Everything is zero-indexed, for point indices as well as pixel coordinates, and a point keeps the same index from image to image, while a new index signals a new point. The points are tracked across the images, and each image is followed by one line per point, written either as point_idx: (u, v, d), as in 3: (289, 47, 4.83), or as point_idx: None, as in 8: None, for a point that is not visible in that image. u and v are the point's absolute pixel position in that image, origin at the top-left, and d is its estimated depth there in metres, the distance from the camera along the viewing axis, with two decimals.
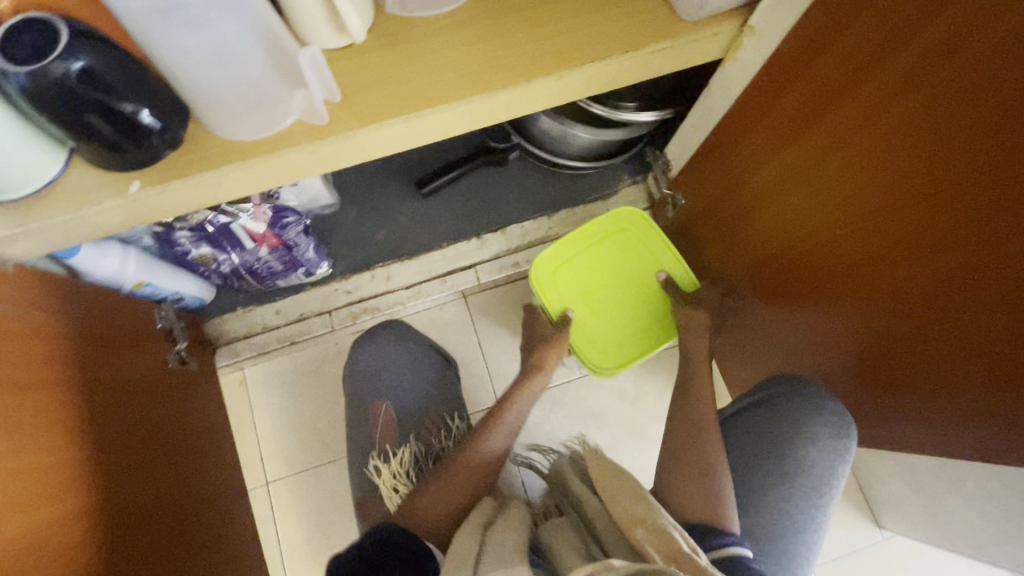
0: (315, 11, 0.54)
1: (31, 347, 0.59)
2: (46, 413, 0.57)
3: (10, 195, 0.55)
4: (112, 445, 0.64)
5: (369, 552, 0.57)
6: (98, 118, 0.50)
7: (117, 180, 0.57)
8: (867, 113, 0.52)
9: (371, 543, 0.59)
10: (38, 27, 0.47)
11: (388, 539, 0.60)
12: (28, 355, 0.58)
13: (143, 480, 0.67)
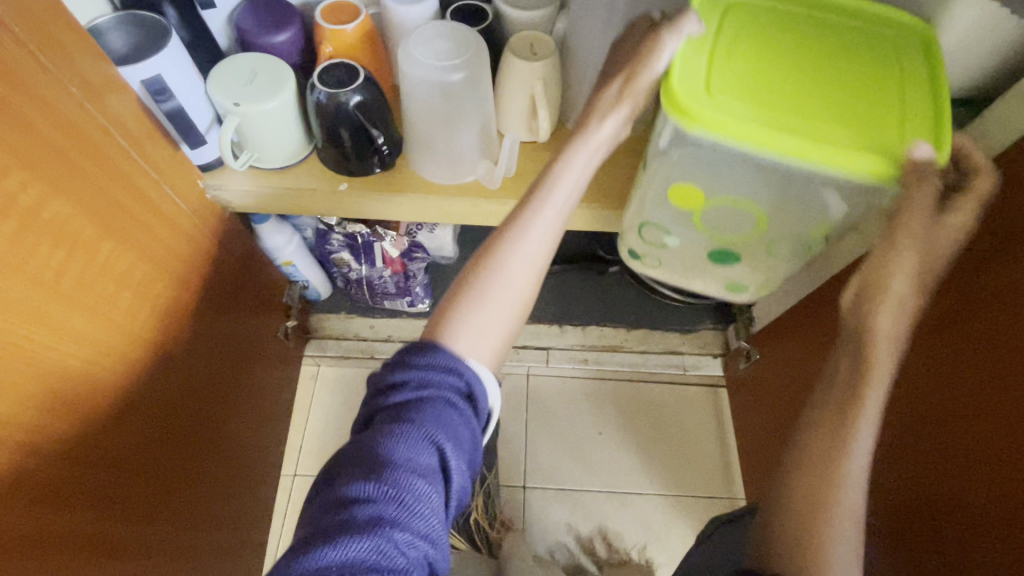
0: (520, 111, 0.72)
1: (206, 276, 0.74)
2: (182, 328, 0.69)
3: (262, 164, 0.73)
4: (202, 376, 0.76)
5: (408, 433, 0.45)
6: (350, 135, 0.69)
7: (332, 180, 0.75)
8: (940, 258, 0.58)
9: (408, 415, 0.46)
10: (344, 68, 0.68)
11: (429, 405, 0.47)
12: (200, 281, 0.73)
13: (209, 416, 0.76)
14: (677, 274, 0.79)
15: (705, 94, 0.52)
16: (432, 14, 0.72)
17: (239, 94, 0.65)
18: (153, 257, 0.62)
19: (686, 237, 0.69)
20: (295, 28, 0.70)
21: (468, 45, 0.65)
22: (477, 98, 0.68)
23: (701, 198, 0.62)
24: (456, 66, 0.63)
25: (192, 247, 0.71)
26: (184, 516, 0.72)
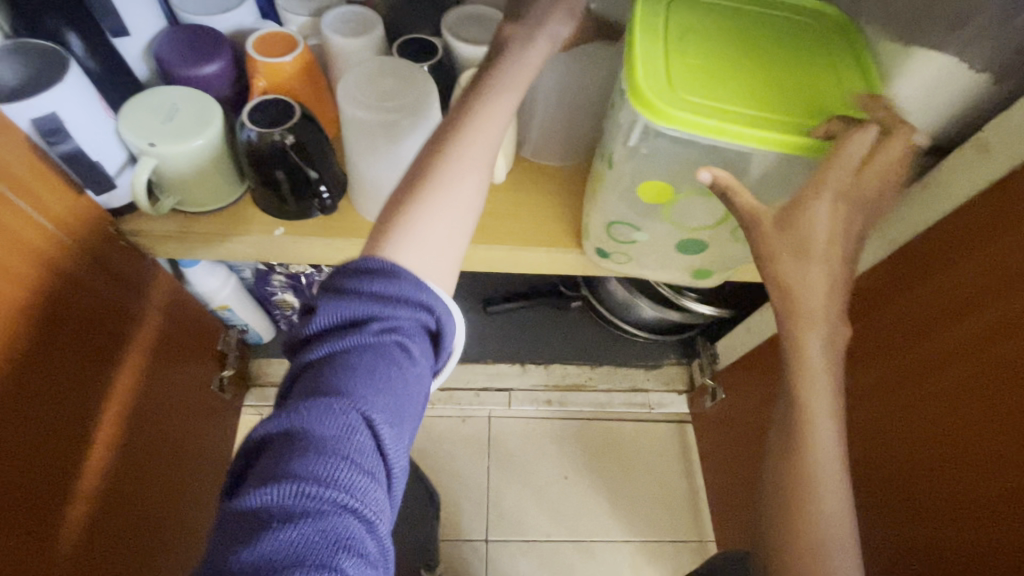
0: None
1: (110, 328, 0.66)
2: (75, 390, 0.60)
3: (186, 208, 0.65)
4: (116, 449, 0.67)
5: (343, 393, 0.37)
6: (284, 176, 0.63)
7: (267, 224, 0.68)
8: (971, 275, 0.52)
9: (342, 373, 0.39)
10: (278, 104, 0.62)
11: (370, 355, 0.39)
12: (102, 335, 0.64)
13: (113, 487, 0.67)
14: (657, 277, 0.71)
15: (674, 94, 0.49)
16: (377, 48, 0.67)
17: (156, 132, 0.58)
18: (40, 317, 0.54)
19: (655, 231, 0.63)
20: (223, 59, 0.64)
21: (415, 84, 0.60)
22: (427, 139, 0.63)
23: (668, 188, 0.58)
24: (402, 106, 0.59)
25: (97, 300, 0.62)
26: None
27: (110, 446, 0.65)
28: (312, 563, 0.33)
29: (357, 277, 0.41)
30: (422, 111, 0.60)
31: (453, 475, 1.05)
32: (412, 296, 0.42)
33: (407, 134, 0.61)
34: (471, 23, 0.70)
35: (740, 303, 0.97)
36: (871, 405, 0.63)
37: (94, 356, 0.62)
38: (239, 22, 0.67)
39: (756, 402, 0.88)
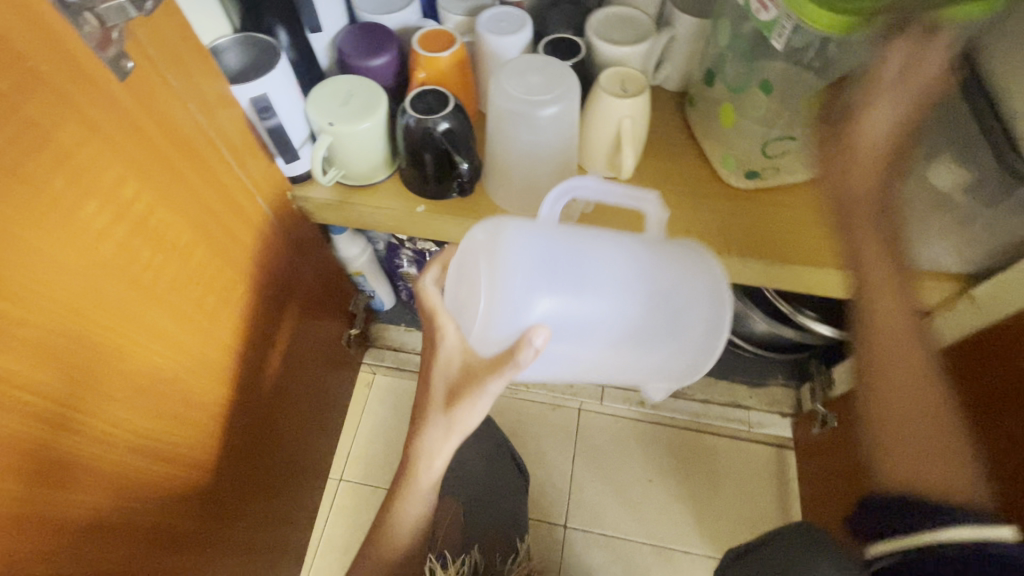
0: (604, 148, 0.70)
1: (285, 281, 0.77)
2: (260, 328, 0.71)
3: (347, 181, 0.75)
4: (274, 380, 0.78)
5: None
6: (430, 158, 0.70)
7: (410, 200, 0.76)
8: None
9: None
10: (435, 94, 0.69)
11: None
12: (278, 285, 0.76)
13: (271, 415, 0.78)
14: (795, 183, 0.73)
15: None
16: (522, 46, 0.73)
17: (335, 114, 0.68)
18: (240, 263, 0.65)
19: (808, 136, 0.66)
20: (391, 52, 0.72)
21: (559, 78, 0.64)
22: (563, 133, 0.67)
23: (833, 91, 0.60)
24: (545, 100, 0.63)
25: (274, 254, 0.73)
26: (244, 531, 0.75)
27: (271, 378, 0.77)
28: None
29: None
30: (565, 104, 0.63)
31: (539, 458, 1.09)
32: None
33: (546, 125, 0.65)
34: (615, 26, 0.74)
35: None
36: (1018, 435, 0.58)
37: (271, 303, 0.74)
38: (406, 20, 0.75)
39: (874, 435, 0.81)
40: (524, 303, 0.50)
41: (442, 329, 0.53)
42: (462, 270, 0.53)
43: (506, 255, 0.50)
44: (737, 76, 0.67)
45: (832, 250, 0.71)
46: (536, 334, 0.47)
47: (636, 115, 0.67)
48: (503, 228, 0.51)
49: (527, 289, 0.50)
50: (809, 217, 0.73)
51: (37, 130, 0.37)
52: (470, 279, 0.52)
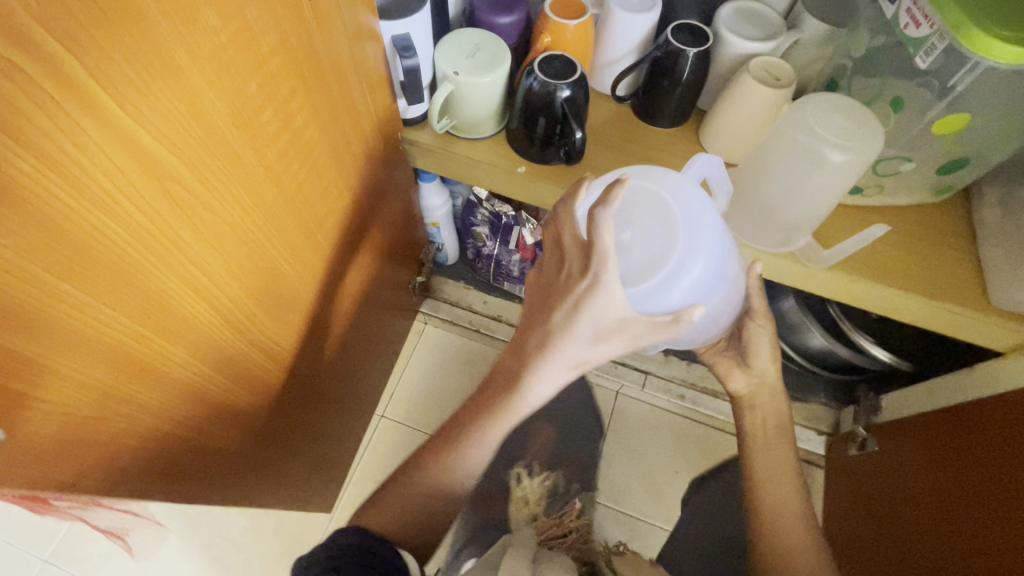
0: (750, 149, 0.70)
1: (380, 217, 0.81)
2: (353, 257, 0.75)
3: (456, 130, 0.78)
4: (354, 309, 0.82)
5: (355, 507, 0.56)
6: (543, 121, 0.72)
7: (512, 160, 0.78)
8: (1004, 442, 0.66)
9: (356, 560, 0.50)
10: (563, 61, 0.71)
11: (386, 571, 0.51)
12: (375, 219, 0.79)
13: (347, 342, 0.83)
14: (895, 205, 0.74)
15: (992, 21, 0.51)
16: (646, 26, 0.75)
17: (461, 64, 0.70)
18: (353, 191, 0.68)
19: (923, 160, 0.66)
20: (520, 13, 0.74)
21: (866, 130, 0.60)
22: (838, 184, 0.62)
23: (968, 117, 0.60)
24: (839, 145, 0.59)
25: (378, 191, 0.77)
26: (307, 443, 0.80)
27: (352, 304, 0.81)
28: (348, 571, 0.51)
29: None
30: (857, 157, 0.59)
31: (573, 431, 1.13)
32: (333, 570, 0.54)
33: (817, 163, 0.61)
34: (743, 22, 0.75)
35: (933, 362, 0.88)
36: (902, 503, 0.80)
37: (365, 236, 0.77)
38: None
39: (893, 467, 0.86)
40: (689, 270, 0.50)
41: (607, 274, 0.48)
42: (632, 206, 0.52)
43: (691, 222, 0.51)
44: (866, 90, 0.66)
45: (922, 277, 0.71)
46: (700, 307, 0.49)
47: (773, 108, 0.70)
48: (680, 193, 0.52)
49: (697, 253, 0.50)
50: (903, 242, 0.73)
51: (248, 32, 0.40)
52: (625, 232, 0.52)
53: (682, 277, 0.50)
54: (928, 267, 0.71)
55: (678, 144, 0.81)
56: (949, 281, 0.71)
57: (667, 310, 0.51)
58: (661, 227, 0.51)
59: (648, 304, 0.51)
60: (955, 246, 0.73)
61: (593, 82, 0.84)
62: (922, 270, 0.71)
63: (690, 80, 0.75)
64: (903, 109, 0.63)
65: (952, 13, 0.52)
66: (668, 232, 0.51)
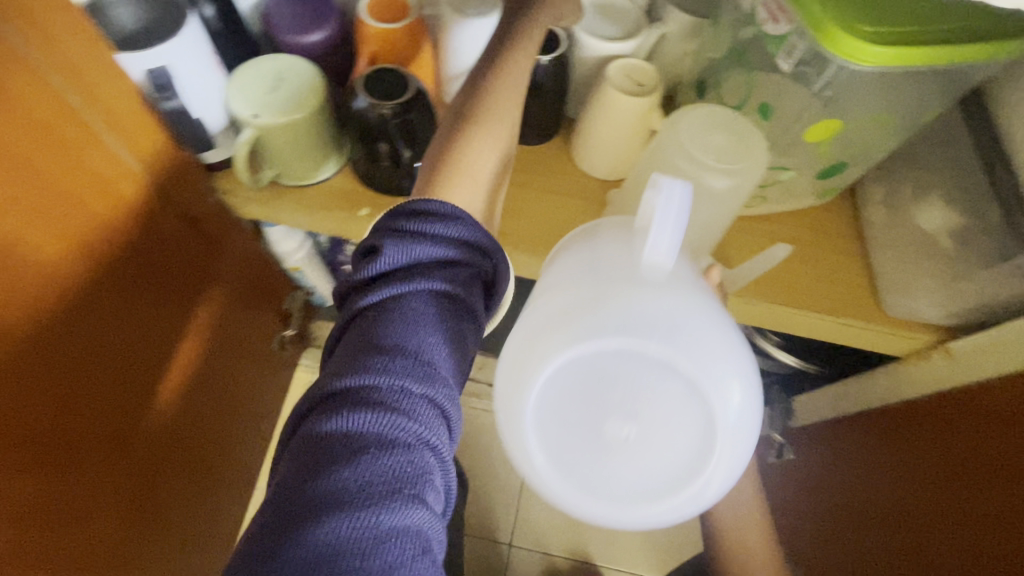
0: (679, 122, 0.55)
1: (196, 281, 0.67)
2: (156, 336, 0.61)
3: (283, 179, 0.65)
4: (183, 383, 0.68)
5: (411, 221, 0.45)
6: (385, 147, 0.60)
7: (352, 203, 0.66)
8: (938, 434, 0.60)
9: (360, 421, 0.39)
10: (394, 74, 0.59)
11: (395, 469, 0.38)
12: (187, 285, 0.66)
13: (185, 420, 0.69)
14: (782, 211, 0.68)
15: (854, 18, 0.44)
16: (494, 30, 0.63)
17: (262, 105, 0.56)
18: (130, 253, 0.55)
19: (800, 166, 0.60)
20: (331, 26, 0.60)
21: (748, 146, 0.52)
22: (726, 209, 0.55)
23: (838, 123, 0.54)
24: (721, 167, 0.51)
25: (185, 248, 0.63)
26: (152, 524, 0.66)
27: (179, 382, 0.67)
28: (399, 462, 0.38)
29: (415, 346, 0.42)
30: (740, 180, 0.51)
31: (487, 471, 1.04)
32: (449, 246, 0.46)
33: (699, 191, 0.53)
34: (601, 18, 0.65)
35: (834, 360, 0.86)
36: (841, 519, 0.72)
37: (177, 301, 0.64)
38: None
39: (819, 477, 0.79)
40: (720, 409, 0.40)
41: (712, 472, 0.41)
42: (652, 369, 0.40)
43: (678, 355, 0.39)
44: (732, 92, 0.59)
45: (813, 289, 0.66)
46: (730, 461, 0.41)
47: (641, 120, 0.61)
48: (648, 323, 0.39)
49: (716, 388, 0.40)
50: (793, 252, 0.67)
51: None
52: (627, 408, 0.41)
53: (724, 425, 0.40)
54: (820, 278, 0.66)
55: (549, 160, 0.71)
56: (840, 289, 0.66)
57: (735, 472, 0.42)
58: (658, 377, 0.40)
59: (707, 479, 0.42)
60: (844, 249, 0.68)
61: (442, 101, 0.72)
62: (813, 282, 0.66)
63: (547, 89, 0.64)
64: (772, 119, 0.56)
65: (808, 9, 0.44)
66: (661, 383, 0.40)
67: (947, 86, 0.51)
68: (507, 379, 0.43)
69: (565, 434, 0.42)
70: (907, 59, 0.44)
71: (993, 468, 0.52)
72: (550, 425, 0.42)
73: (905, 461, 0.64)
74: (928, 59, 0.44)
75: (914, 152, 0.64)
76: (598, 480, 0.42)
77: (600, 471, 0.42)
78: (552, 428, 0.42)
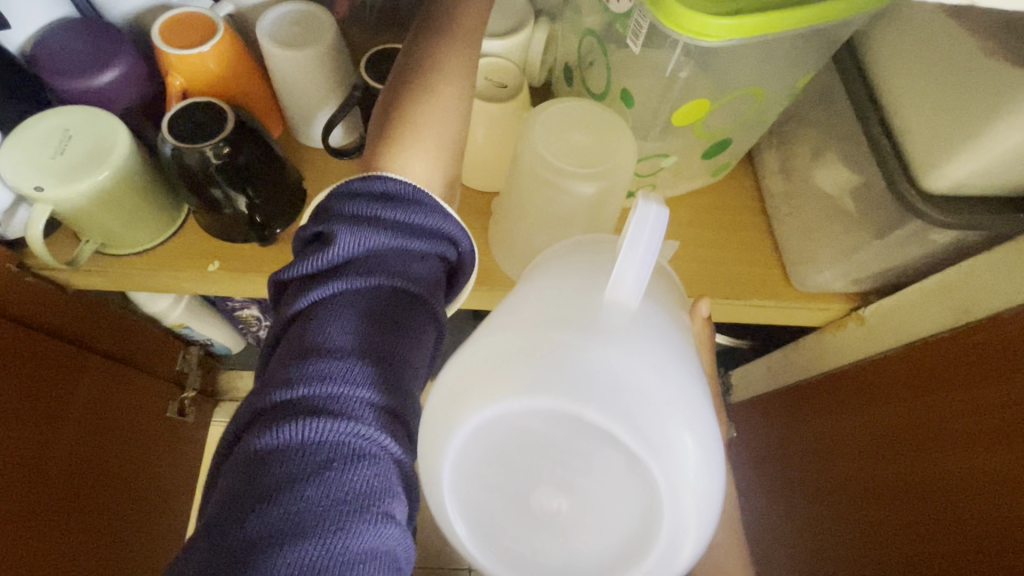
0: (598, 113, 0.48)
1: (57, 373, 0.60)
2: (16, 436, 0.55)
3: (110, 249, 0.56)
4: (66, 475, 0.62)
5: (366, 209, 0.39)
6: (219, 193, 0.52)
7: (199, 258, 0.58)
8: (847, 402, 0.61)
9: (314, 427, 0.32)
10: (212, 110, 0.51)
11: (361, 480, 0.32)
12: (44, 380, 0.58)
13: (75, 512, 0.63)
14: (678, 194, 0.63)
15: None
16: (332, 59, 0.56)
17: (48, 172, 0.48)
18: None
19: (682, 150, 0.55)
20: (125, 61, 0.52)
21: (610, 144, 0.47)
22: (604, 214, 0.49)
23: (709, 102, 0.49)
24: (583, 170, 0.45)
25: (38, 347, 0.58)
26: None
27: (60, 471, 0.61)
28: (356, 485, 0.32)
29: (369, 351, 0.36)
30: (608, 183, 0.46)
31: None
32: (411, 238, 0.40)
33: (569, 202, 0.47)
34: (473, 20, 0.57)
35: (759, 333, 0.84)
36: (783, 497, 0.70)
37: (37, 396, 0.58)
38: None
39: (758, 456, 0.78)
40: (676, 471, 0.31)
41: (667, 549, 0.33)
42: (573, 429, 0.31)
43: (613, 423, 0.30)
44: (596, 78, 0.53)
45: (720, 273, 0.61)
46: (694, 538, 0.32)
47: (509, 126, 0.55)
48: (575, 381, 0.30)
49: (661, 461, 0.30)
50: (695, 237, 0.62)
51: None
52: (553, 473, 0.34)
53: (674, 500, 0.31)
54: (726, 261, 0.62)
55: None
56: (747, 269, 0.62)
57: (697, 549, 0.33)
58: (591, 447, 0.32)
59: (659, 564, 0.33)
60: (747, 225, 0.64)
61: (298, 137, 0.62)
62: (720, 266, 0.62)
63: None
64: (637, 105, 0.51)
65: None
66: (591, 445, 0.32)
67: (813, 48, 0.47)
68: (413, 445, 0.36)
69: (488, 499, 0.35)
70: (759, 29, 0.39)
71: (920, 427, 0.50)
72: (469, 489, 0.35)
73: (825, 433, 0.64)
74: (779, 26, 0.39)
75: (800, 115, 0.60)
76: (528, 551, 0.36)
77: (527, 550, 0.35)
78: (473, 493, 0.36)
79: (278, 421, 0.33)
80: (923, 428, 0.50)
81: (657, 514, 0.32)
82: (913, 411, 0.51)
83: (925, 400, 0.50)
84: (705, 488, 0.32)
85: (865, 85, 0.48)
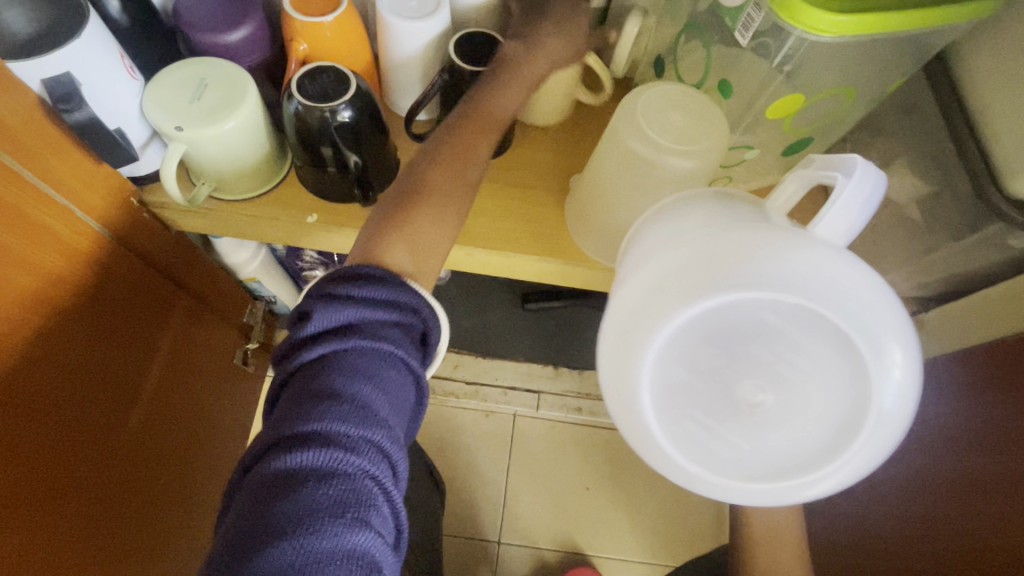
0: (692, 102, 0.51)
1: (156, 303, 0.65)
2: (126, 351, 0.61)
3: (221, 193, 0.60)
4: (158, 398, 0.67)
5: (349, 288, 0.41)
6: (328, 151, 0.56)
7: (300, 210, 0.62)
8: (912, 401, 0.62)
9: (302, 455, 0.36)
10: (334, 75, 0.55)
11: (340, 497, 0.35)
12: (146, 308, 0.64)
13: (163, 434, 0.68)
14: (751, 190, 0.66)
15: None
16: (440, 36, 0.59)
17: (185, 115, 0.52)
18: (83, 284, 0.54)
19: (767, 144, 0.58)
20: (253, 22, 0.57)
21: (708, 129, 0.50)
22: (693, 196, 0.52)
23: (803, 98, 0.52)
24: (681, 152, 0.48)
25: (142, 277, 0.62)
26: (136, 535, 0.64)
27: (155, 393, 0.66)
28: (337, 504, 0.35)
29: (350, 390, 0.38)
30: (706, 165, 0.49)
31: (471, 469, 1.03)
32: (393, 299, 0.42)
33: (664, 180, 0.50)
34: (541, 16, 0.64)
35: None
36: None
37: (141, 319, 0.63)
38: None
39: None
40: (888, 372, 0.35)
41: (854, 449, 0.36)
42: (797, 328, 0.36)
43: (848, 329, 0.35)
44: (692, 70, 0.56)
45: None
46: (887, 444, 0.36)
47: None
48: (803, 288, 0.35)
49: (872, 360, 0.35)
50: None
51: None
52: (767, 365, 0.37)
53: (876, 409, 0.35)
54: None
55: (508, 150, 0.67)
56: None
57: (870, 469, 0.37)
58: (819, 349, 0.36)
59: (856, 462, 0.37)
60: None
61: (395, 106, 0.66)
62: None
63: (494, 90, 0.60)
64: (733, 96, 0.54)
65: None
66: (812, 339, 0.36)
67: (910, 53, 0.49)
68: (624, 336, 0.39)
69: (688, 389, 0.38)
70: (869, 29, 0.42)
71: (983, 435, 0.52)
72: (676, 370, 0.38)
73: None
74: (890, 27, 0.42)
75: (878, 123, 0.62)
76: (713, 439, 0.38)
77: (718, 445, 0.38)
78: (678, 374, 0.38)
79: (272, 457, 0.36)
80: (987, 423, 0.52)
81: (863, 411, 0.36)
82: (978, 409, 0.53)
83: (990, 398, 0.52)
84: (900, 404, 0.35)
85: (954, 93, 0.50)
